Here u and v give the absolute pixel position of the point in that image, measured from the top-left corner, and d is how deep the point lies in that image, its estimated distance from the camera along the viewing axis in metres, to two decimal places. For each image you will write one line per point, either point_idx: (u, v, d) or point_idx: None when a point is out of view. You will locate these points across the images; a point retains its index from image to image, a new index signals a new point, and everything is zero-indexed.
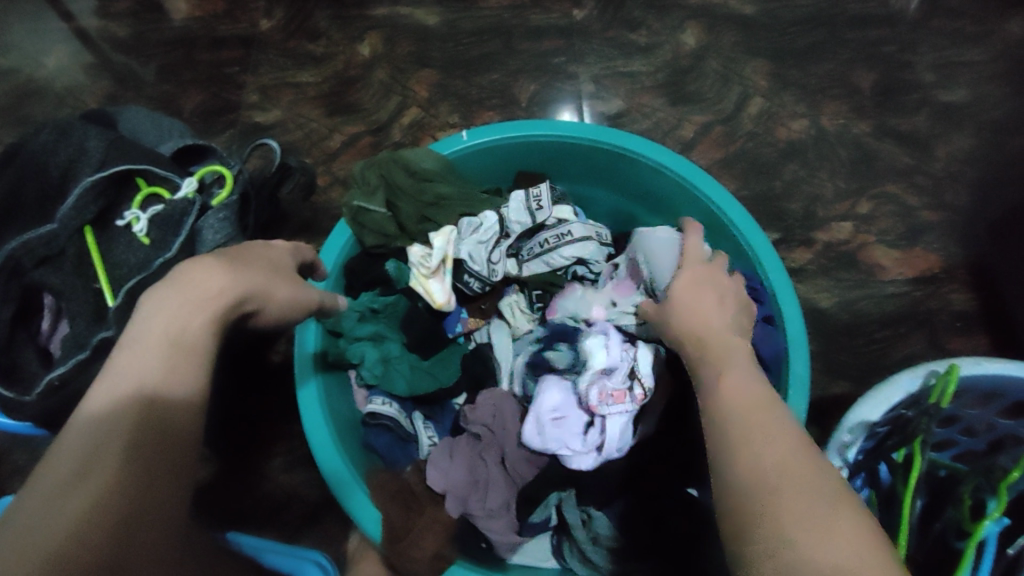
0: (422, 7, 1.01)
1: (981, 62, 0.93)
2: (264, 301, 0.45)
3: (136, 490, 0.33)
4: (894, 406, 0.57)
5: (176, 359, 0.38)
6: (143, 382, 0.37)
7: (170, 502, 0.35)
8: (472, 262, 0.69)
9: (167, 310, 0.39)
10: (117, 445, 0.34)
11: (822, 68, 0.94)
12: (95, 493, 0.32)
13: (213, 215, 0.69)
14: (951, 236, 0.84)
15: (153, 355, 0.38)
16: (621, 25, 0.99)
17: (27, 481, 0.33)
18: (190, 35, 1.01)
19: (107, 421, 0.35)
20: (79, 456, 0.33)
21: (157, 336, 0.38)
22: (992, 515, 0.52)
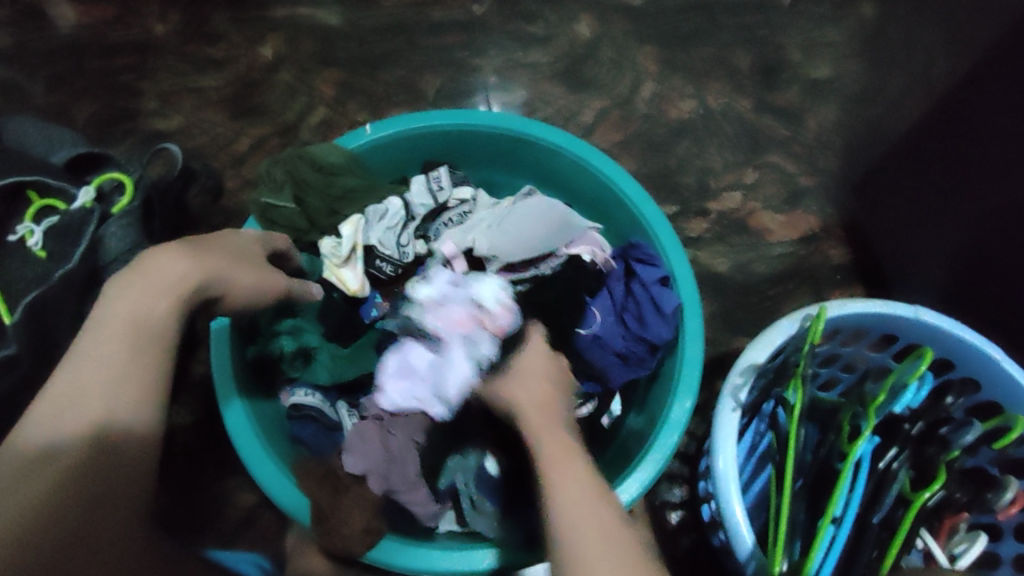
0: (322, 7, 1.02)
1: (840, 41, 1.03)
2: (224, 287, 0.55)
3: (95, 464, 0.45)
4: (778, 347, 0.66)
5: (139, 344, 0.49)
6: (111, 359, 0.48)
7: (131, 471, 0.47)
8: (382, 246, 0.71)
9: (132, 296, 0.50)
10: (84, 426, 0.46)
11: (704, 51, 1.02)
12: (65, 464, 0.44)
13: (115, 223, 0.70)
14: (826, 199, 0.94)
15: (118, 336, 0.49)
16: (518, 18, 1.03)
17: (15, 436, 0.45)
18: (78, 43, 0.98)
19: (77, 400, 0.46)
20: (53, 429, 0.45)
21: (125, 319, 0.49)
22: (864, 434, 0.60)
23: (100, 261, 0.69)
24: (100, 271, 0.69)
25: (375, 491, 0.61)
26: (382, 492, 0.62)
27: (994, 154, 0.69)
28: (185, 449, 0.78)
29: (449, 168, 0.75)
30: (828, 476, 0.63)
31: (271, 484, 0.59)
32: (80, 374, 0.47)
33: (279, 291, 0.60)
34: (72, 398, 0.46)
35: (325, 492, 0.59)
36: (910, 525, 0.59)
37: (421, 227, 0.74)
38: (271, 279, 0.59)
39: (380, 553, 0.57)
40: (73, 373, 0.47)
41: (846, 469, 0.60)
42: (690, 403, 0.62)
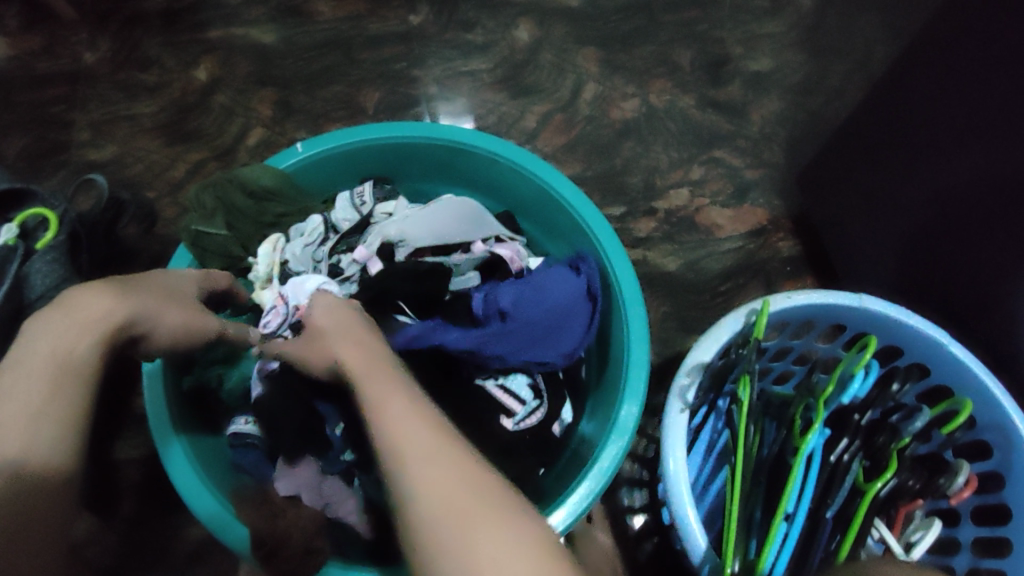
0: (257, 27, 1.01)
1: (779, 33, 1.04)
2: (154, 326, 0.51)
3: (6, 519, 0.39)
4: (726, 344, 0.64)
5: (62, 381, 0.44)
6: (29, 403, 0.42)
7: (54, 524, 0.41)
8: (296, 262, 0.69)
9: (55, 331, 0.45)
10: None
11: (645, 50, 1.02)
12: None
13: (39, 260, 0.63)
14: (773, 190, 0.94)
15: (40, 377, 0.43)
16: (456, 27, 1.02)
17: None
18: (5, 76, 0.96)
19: None
20: None
21: (46, 357, 0.44)
22: (813, 428, 0.59)
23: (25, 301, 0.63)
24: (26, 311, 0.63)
25: (313, 505, 0.58)
26: (319, 508, 0.59)
27: (917, 137, 0.69)
28: (130, 489, 0.75)
29: (375, 185, 0.74)
30: (781, 472, 0.62)
31: (213, 519, 0.56)
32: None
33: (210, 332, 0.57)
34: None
35: (263, 518, 0.56)
36: (863, 514, 0.59)
37: (343, 242, 0.70)
38: (197, 317, 0.55)
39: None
40: None
41: (798, 465, 0.59)
42: (638, 408, 0.61)
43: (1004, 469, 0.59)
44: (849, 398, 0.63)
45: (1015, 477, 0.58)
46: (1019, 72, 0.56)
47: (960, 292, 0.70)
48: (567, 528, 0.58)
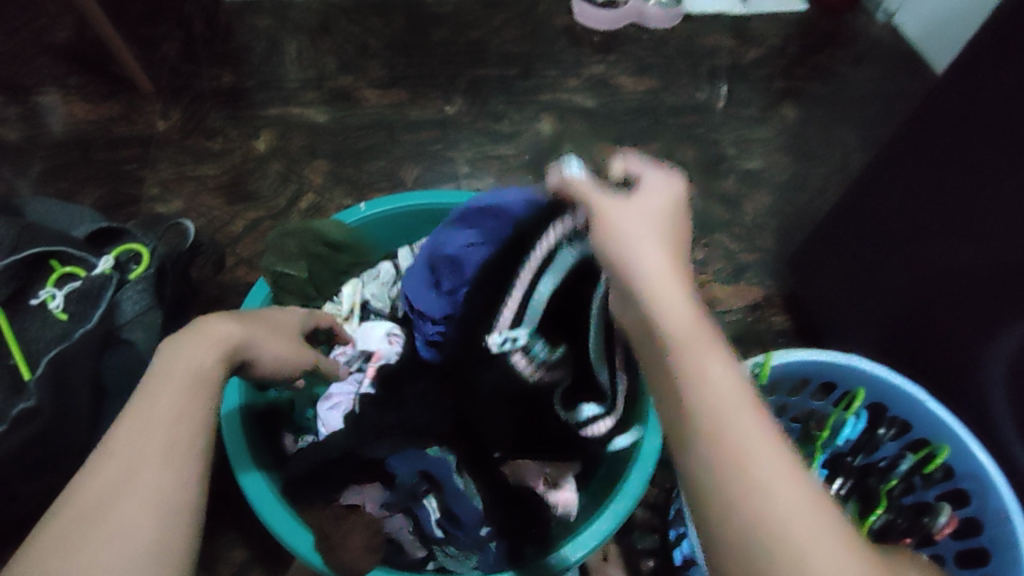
0: (312, 108, 1.15)
1: (767, 138, 1.20)
2: (258, 353, 0.55)
3: (149, 510, 0.41)
4: None
5: (196, 390, 0.48)
6: (172, 408, 0.46)
7: (190, 516, 0.43)
8: (374, 302, 0.82)
9: (187, 349, 0.50)
10: (150, 469, 0.43)
11: (652, 146, 1.17)
12: (124, 509, 0.41)
13: (131, 288, 0.76)
14: (767, 272, 1.06)
15: (176, 390, 0.47)
16: (487, 117, 1.17)
17: (72, 487, 0.42)
18: (85, 137, 1.08)
19: (136, 446, 0.44)
20: (112, 477, 0.42)
21: (182, 371, 0.48)
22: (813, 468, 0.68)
23: (115, 323, 0.75)
24: (115, 332, 0.75)
25: (374, 516, 0.64)
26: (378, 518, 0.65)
27: (880, 223, 0.83)
28: None
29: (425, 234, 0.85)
30: None
31: (279, 525, 0.61)
32: (131, 439, 0.44)
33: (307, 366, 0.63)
34: (128, 464, 0.43)
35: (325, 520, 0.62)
36: None
37: None
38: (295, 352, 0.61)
39: None
40: (135, 421, 0.45)
41: None
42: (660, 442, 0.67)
43: (981, 514, 0.66)
44: (843, 440, 0.75)
45: (992, 522, 0.64)
46: (958, 166, 0.70)
47: (937, 359, 0.79)
48: (595, 545, 0.62)
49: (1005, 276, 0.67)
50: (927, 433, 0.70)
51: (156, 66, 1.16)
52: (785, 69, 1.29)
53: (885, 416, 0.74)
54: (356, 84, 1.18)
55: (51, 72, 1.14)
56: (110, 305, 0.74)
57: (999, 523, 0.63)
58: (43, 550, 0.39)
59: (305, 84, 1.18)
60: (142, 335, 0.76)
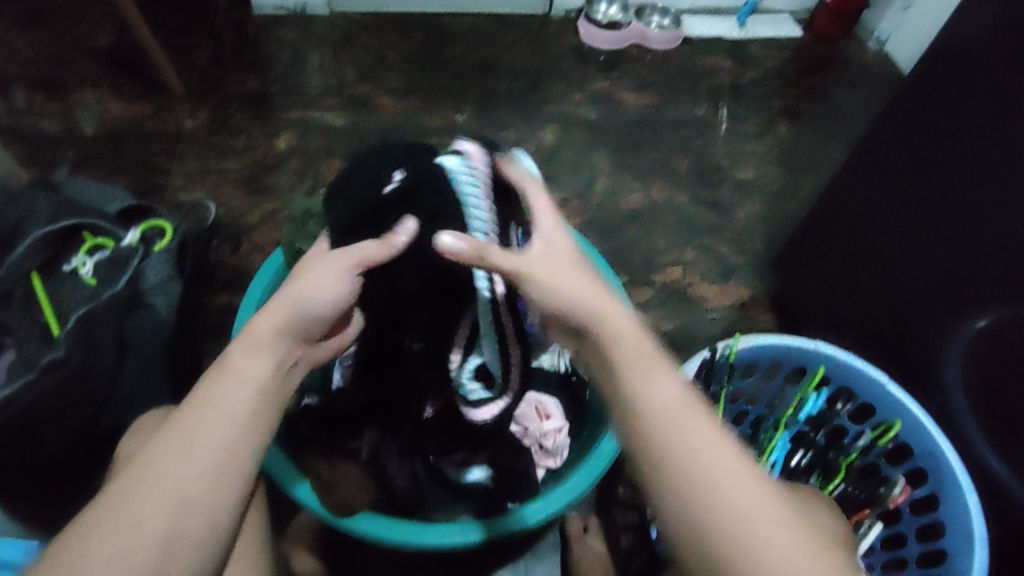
0: (330, 112, 1.23)
1: (759, 151, 1.26)
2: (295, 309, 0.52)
3: (207, 517, 0.47)
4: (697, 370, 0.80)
5: (260, 399, 0.51)
6: (237, 419, 0.50)
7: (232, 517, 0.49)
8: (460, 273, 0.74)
9: (249, 350, 0.52)
10: (210, 481, 0.48)
11: (649, 156, 1.23)
12: (189, 515, 0.47)
13: (155, 258, 0.84)
14: (754, 274, 1.11)
15: (243, 399, 0.50)
16: (493, 126, 1.24)
17: (144, 481, 0.47)
18: (120, 133, 1.17)
19: (205, 454, 0.48)
20: (181, 482, 0.47)
21: (247, 379, 0.51)
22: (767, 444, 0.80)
23: (140, 288, 0.82)
24: (140, 295, 0.82)
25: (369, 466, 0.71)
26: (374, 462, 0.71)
27: (858, 223, 0.88)
28: None
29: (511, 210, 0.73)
30: None
31: (282, 476, 0.69)
32: (184, 457, 0.48)
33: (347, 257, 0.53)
34: (176, 482, 0.47)
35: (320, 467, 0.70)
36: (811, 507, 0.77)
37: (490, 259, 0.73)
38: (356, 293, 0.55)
39: (363, 524, 0.67)
40: (204, 425, 0.49)
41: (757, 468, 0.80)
42: None
43: (938, 488, 0.74)
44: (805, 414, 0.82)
45: (947, 493, 0.72)
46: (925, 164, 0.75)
47: (901, 352, 0.87)
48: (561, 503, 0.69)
49: (958, 277, 0.75)
50: (888, 411, 0.78)
51: (188, 70, 1.25)
52: (780, 89, 1.36)
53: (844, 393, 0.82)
54: (373, 92, 1.26)
55: (92, 73, 1.24)
56: (135, 272, 0.82)
57: (954, 496, 0.71)
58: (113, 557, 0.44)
59: (325, 91, 1.25)
60: (163, 300, 0.84)
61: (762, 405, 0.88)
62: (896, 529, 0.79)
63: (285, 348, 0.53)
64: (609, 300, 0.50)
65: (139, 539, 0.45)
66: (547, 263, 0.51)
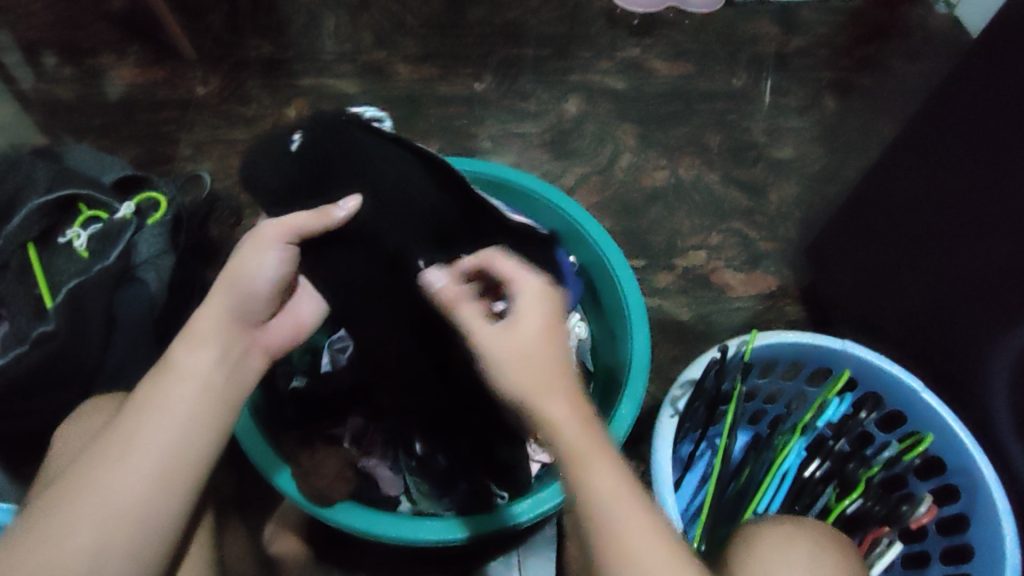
0: (344, 80, 1.18)
1: (802, 128, 1.17)
2: (231, 301, 0.58)
3: (145, 515, 0.50)
4: (709, 364, 0.73)
5: (205, 399, 0.55)
6: (182, 417, 0.53)
7: (175, 517, 0.52)
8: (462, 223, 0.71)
9: (194, 350, 0.55)
10: (150, 478, 0.51)
11: (679, 131, 1.15)
12: (123, 512, 0.49)
13: (148, 232, 0.82)
14: (785, 262, 1.04)
15: (188, 398, 0.54)
16: (514, 95, 1.17)
17: (84, 477, 0.50)
18: (131, 100, 1.15)
19: (146, 453, 0.51)
20: (118, 478, 0.50)
21: (194, 379, 0.55)
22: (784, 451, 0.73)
23: (131, 262, 0.80)
24: (131, 270, 0.80)
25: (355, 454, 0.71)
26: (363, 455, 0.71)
27: (901, 211, 0.80)
28: None
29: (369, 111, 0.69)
30: (750, 491, 0.73)
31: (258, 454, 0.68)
32: (123, 462, 0.51)
33: (269, 235, 0.58)
34: (113, 487, 0.50)
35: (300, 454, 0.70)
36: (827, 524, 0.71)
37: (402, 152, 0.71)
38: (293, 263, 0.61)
39: (339, 514, 0.65)
40: (145, 424, 0.52)
41: (768, 479, 0.73)
42: (634, 412, 0.73)
43: (970, 511, 0.68)
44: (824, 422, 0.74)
45: (979, 517, 0.66)
46: (981, 148, 0.67)
47: (940, 360, 0.80)
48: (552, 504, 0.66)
49: (1006, 283, 0.68)
50: (920, 422, 0.72)
51: (201, 34, 1.22)
52: (830, 59, 1.24)
53: (870, 400, 0.74)
54: (389, 59, 1.21)
55: (105, 37, 1.22)
56: (128, 245, 0.79)
57: (988, 521, 0.65)
58: (45, 554, 0.47)
59: (339, 57, 1.20)
60: (155, 276, 0.82)
61: (781, 405, 0.82)
62: (920, 547, 0.73)
63: (228, 331, 0.58)
64: (555, 386, 0.49)
65: (69, 538, 0.48)
66: (501, 352, 0.51)
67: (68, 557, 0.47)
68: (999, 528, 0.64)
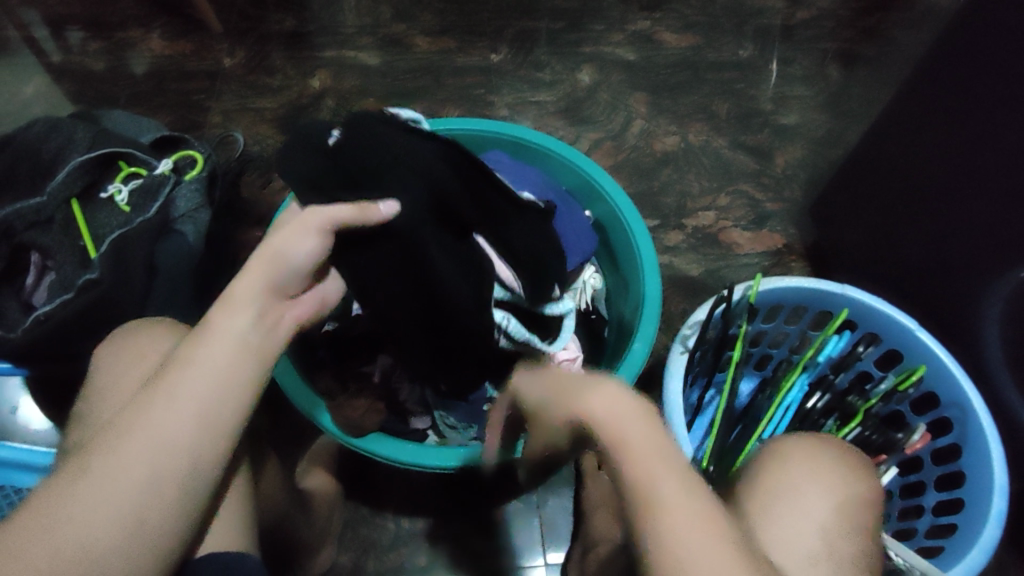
0: (365, 51, 1.22)
1: (807, 96, 1.21)
2: (272, 271, 0.56)
3: (189, 462, 0.50)
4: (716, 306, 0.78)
5: (243, 354, 0.53)
6: (225, 371, 0.52)
7: (214, 464, 0.52)
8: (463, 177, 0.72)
9: (231, 309, 0.54)
10: (194, 425, 0.50)
11: (688, 99, 1.19)
12: (169, 461, 0.49)
13: (186, 188, 0.88)
14: (791, 221, 1.09)
15: (226, 353, 0.53)
16: (529, 66, 1.21)
17: (131, 429, 0.50)
18: (161, 71, 1.20)
19: (189, 404, 0.50)
20: (164, 430, 0.50)
21: (232, 335, 0.53)
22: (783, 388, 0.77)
23: (170, 216, 0.87)
24: (170, 223, 0.87)
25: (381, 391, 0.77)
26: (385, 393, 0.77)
27: (899, 164, 0.84)
28: None
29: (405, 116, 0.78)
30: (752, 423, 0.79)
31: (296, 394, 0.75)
32: (169, 412, 0.50)
33: (315, 219, 0.57)
34: (162, 435, 0.49)
35: (335, 391, 0.76)
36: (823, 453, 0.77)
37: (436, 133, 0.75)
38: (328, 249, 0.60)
39: (374, 446, 0.73)
40: (189, 379, 0.51)
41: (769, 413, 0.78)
42: (648, 345, 0.78)
43: (962, 439, 0.73)
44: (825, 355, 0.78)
45: (970, 444, 0.71)
46: (970, 101, 0.71)
47: (937, 305, 0.84)
48: None
49: (998, 227, 0.72)
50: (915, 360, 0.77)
51: (226, 9, 1.26)
52: (835, 30, 1.28)
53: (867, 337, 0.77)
54: (408, 32, 1.25)
55: (132, 11, 1.26)
56: (167, 200, 0.86)
57: (978, 447, 0.70)
58: (92, 503, 0.48)
59: (360, 29, 1.24)
60: (192, 229, 0.88)
61: (786, 349, 0.87)
62: (915, 478, 0.78)
63: (267, 305, 0.56)
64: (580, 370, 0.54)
65: (120, 484, 0.48)
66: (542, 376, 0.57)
67: (118, 507, 0.48)
68: (988, 454, 0.69)
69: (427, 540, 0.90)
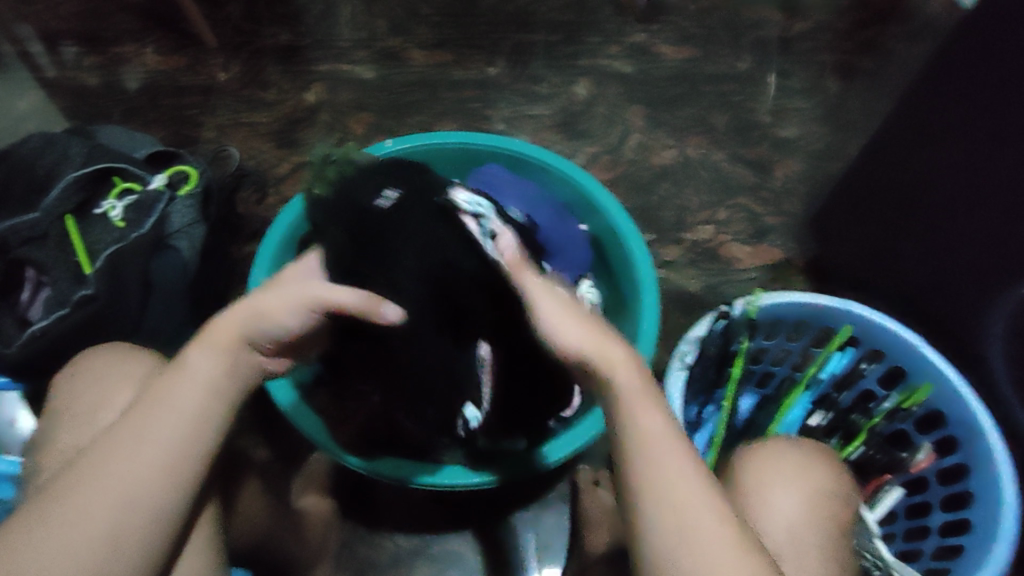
0: (360, 65, 1.21)
1: (806, 109, 1.20)
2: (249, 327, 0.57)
3: (151, 506, 0.53)
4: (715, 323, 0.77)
5: (209, 403, 0.56)
6: (190, 419, 0.55)
7: (177, 508, 0.54)
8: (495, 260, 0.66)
9: (202, 357, 0.57)
10: (158, 472, 0.53)
11: (686, 112, 1.18)
12: (131, 504, 0.52)
13: (180, 203, 0.86)
14: (791, 235, 1.07)
15: (191, 401, 0.55)
16: (526, 80, 1.21)
17: (99, 471, 0.53)
18: (155, 86, 1.19)
19: (154, 451, 0.54)
20: (128, 475, 0.53)
21: (199, 383, 0.56)
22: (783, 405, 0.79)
23: (164, 232, 0.85)
24: (164, 239, 0.85)
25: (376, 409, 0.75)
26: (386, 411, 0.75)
27: (900, 178, 0.83)
28: None
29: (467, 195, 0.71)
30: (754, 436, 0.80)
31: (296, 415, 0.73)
32: (134, 458, 0.53)
33: (310, 297, 0.57)
34: (125, 479, 0.52)
35: None
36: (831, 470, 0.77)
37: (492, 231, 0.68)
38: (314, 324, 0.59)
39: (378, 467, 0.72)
40: (156, 425, 0.54)
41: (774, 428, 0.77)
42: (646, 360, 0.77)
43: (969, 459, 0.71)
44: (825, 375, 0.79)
45: (978, 465, 0.69)
46: (972, 114, 0.70)
47: (940, 322, 0.83)
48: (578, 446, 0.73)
49: (1002, 243, 0.71)
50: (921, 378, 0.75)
51: (221, 23, 1.25)
52: (832, 42, 1.27)
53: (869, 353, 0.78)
54: (404, 45, 1.24)
55: (126, 25, 1.25)
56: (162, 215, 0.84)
57: (985, 468, 0.68)
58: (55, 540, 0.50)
59: (356, 43, 1.23)
60: (186, 244, 0.86)
61: (788, 366, 0.85)
62: (920, 498, 0.76)
63: (237, 353, 0.57)
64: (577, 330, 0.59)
65: (83, 524, 0.51)
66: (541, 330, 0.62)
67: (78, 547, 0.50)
68: (996, 475, 0.67)
69: (423, 560, 0.88)
